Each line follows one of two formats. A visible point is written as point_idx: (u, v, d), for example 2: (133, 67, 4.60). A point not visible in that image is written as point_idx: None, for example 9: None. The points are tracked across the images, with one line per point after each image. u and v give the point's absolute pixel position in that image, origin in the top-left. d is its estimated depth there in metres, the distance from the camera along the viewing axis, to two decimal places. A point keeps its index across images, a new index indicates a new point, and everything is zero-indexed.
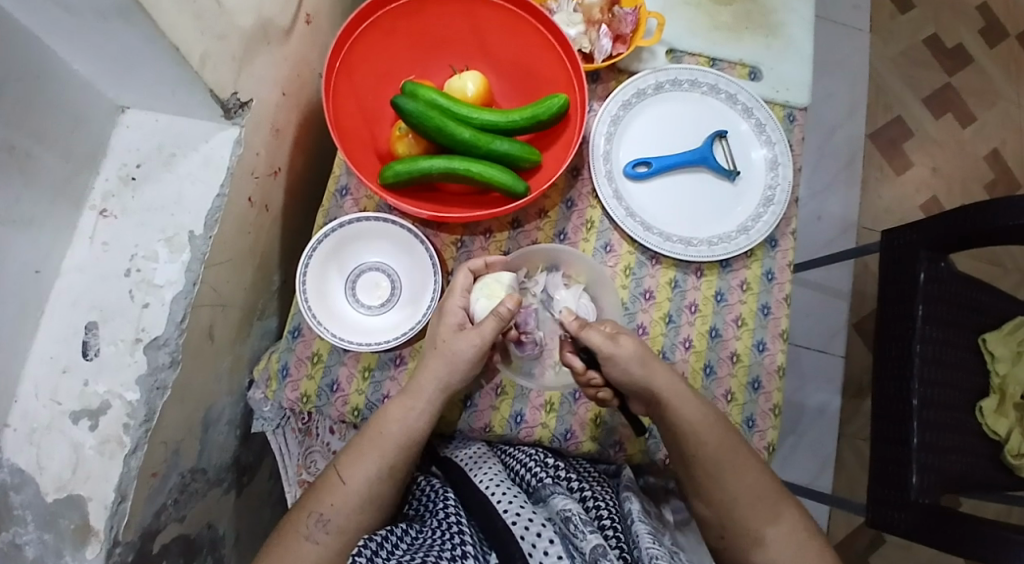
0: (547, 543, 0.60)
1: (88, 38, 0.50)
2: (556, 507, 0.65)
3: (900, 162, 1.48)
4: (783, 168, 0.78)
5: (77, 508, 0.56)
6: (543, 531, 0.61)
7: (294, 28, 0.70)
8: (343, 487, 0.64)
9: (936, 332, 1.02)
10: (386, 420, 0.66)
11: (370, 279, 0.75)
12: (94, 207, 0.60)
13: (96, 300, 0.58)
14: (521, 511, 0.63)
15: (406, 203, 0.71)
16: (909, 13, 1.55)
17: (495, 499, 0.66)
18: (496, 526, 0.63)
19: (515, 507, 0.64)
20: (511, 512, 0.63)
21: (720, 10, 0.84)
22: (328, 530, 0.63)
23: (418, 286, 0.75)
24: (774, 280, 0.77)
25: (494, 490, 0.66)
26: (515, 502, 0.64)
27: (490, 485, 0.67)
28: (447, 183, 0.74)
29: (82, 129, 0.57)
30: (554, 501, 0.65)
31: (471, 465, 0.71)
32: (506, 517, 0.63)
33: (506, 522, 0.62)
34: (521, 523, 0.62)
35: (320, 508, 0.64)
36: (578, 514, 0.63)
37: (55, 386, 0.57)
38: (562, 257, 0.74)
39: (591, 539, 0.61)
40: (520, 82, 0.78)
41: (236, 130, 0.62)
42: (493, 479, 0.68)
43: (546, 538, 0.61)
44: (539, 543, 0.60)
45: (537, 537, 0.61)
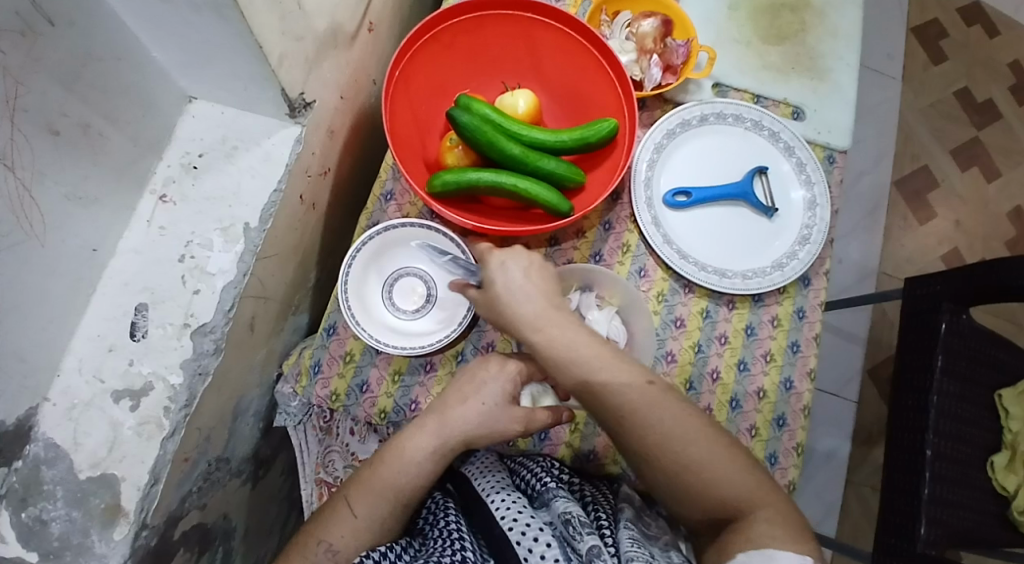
0: (544, 547, 0.61)
1: (173, 28, 0.52)
2: (557, 509, 0.65)
3: (924, 212, 1.49)
4: (821, 210, 0.80)
5: (109, 487, 0.56)
6: (539, 536, 0.62)
7: (358, 34, 0.71)
8: (354, 521, 0.63)
9: (953, 384, 1.03)
10: (403, 452, 0.65)
11: (407, 284, 0.76)
12: (153, 191, 0.61)
13: (148, 282, 0.59)
14: (518, 516, 0.64)
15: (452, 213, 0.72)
16: (942, 65, 1.57)
17: (491, 503, 0.67)
18: (495, 534, 0.64)
19: (514, 513, 0.65)
20: (508, 517, 0.65)
21: (768, 50, 0.86)
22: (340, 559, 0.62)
23: (454, 294, 0.76)
24: (805, 319, 0.77)
25: (492, 496, 0.67)
26: (513, 507, 0.65)
27: (489, 491, 0.68)
28: (492, 197, 0.75)
29: (151, 115, 0.59)
30: (556, 503, 0.65)
31: (478, 477, 0.71)
32: (503, 523, 0.64)
33: (503, 529, 0.64)
34: (517, 528, 0.63)
35: (329, 538, 0.62)
36: (578, 516, 0.63)
37: (101, 363, 0.58)
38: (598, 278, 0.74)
39: (587, 540, 0.61)
40: (569, 104, 0.80)
41: (297, 129, 0.64)
42: (493, 487, 0.69)
43: (543, 542, 0.61)
44: (536, 547, 0.61)
45: (534, 541, 0.61)
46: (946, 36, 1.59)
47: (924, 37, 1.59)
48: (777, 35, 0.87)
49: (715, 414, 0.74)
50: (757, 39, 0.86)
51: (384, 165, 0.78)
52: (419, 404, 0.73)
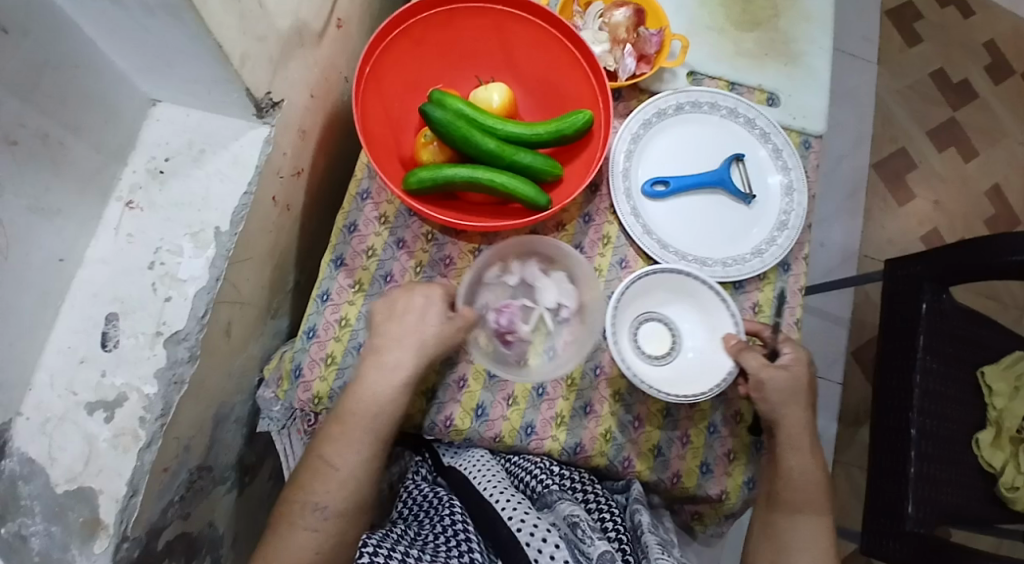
0: (553, 547, 0.63)
1: (131, 31, 0.51)
2: (563, 511, 0.67)
3: (904, 194, 1.50)
4: (798, 195, 0.79)
5: (87, 501, 0.55)
6: (548, 537, 0.63)
7: (325, 31, 0.70)
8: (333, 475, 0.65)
9: (935, 364, 1.04)
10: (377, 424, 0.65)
11: (653, 328, 0.74)
12: (120, 198, 0.60)
13: (118, 291, 0.58)
14: (525, 518, 0.65)
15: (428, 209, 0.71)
16: (917, 46, 1.58)
17: (497, 505, 0.67)
18: (501, 534, 0.65)
19: (519, 513, 0.66)
20: (515, 518, 0.66)
21: (741, 35, 0.86)
22: (328, 516, 0.65)
23: (689, 367, 0.73)
24: (787, 305, 0.77)
25: (496, 495, 0.68)
26: (519, 508, 0.67)
27: (490, 490, 0.69)
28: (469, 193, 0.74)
29: (113, 120, 0.57)
30: (561, 506, 0.68)
31: (476, 475, 0.72)
32: (511, 524, 0.65)
33: (511, 530, 0.65)
34: (527, 529, 0.64)
35: (314, 498, 0.65)
36: (585, 520, 0.66)
37: (72, 375, 0.56)
38: (544, 247, 0.76)
39: (599, 545, 0.64)
40: (545, 96, 0.79)
41: (265, 130, 0.63)
42: (495, 485, 0.70)
43: (553, 543, 0.63)
44: (545, 548, 0.62)
45: (542, 542, 0.63)
46: (921, 18, 1.60)
47: (898, 19, 1.59)
48: (750, 22, 0.87)
49: (699, 401, 0.75)
50: (730, 26, 0.86)
51: (359, 164, 0.78)
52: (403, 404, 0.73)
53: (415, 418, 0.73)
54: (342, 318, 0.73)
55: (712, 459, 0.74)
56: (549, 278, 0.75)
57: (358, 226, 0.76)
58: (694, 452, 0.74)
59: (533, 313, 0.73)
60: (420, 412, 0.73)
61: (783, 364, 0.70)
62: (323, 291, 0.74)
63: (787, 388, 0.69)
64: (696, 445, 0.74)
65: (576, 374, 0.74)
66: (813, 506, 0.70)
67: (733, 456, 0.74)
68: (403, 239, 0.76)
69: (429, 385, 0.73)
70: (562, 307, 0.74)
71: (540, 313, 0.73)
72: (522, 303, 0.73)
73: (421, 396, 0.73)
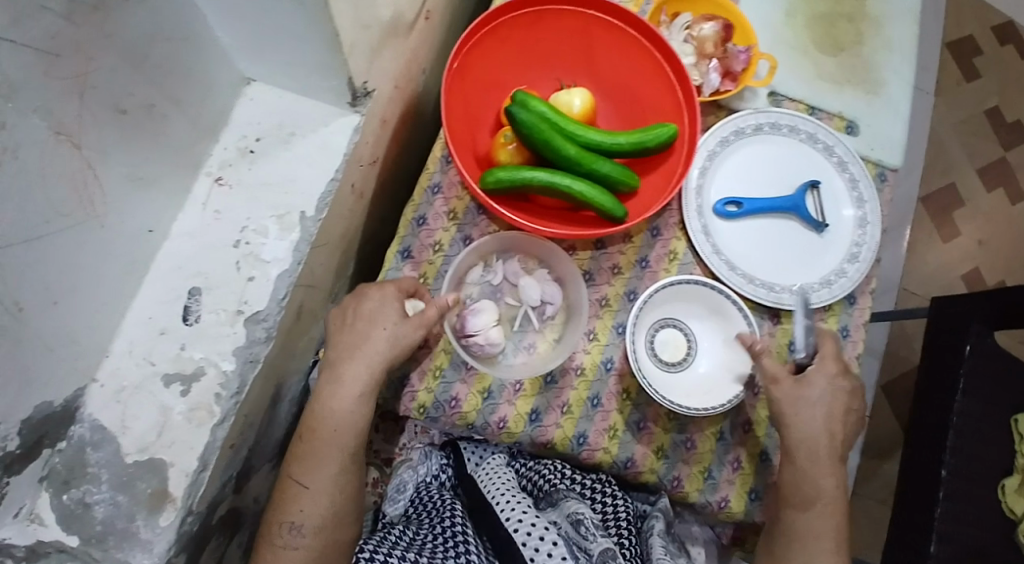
0: (550, 544, 0.67)
1: (245, 10, 0.51)
2: (566, 510, 0.72)
3: (948, 229, 1.48)
4: (871, 227, 0.79)
5: (157, 472, 0.56)
6: (545, 536, 0.68)
7: (417, 22, 0.70)
8: (303, 491, 0.65)
9: (975, 405, 1.02)
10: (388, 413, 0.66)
11: (673, 339, 0.76)
12: (210, 173, 0.60)
13: (201, 267, 0.59)
14: (523, 518, 0.70)
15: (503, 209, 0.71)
16: (976, 81, 1.56)
17: (498, 508, 0.72)
18: (501, 536, 0.70)
19: (518, 514, 0.70)
20: (513, 519, 0.70)
21: (824, 60, 0.85)
22: (305, 533, 0.65)
23: (714, 381, 0.74)
24: (850, 338, 0.78)
25: (497, 497, 0.73)
26: (517, 509, 0.71)
27: (492, 491, 0.74)
28: (543, 196, 0.74)
29: (211, 96, 0.57)
30: (566, 504, 0.72)
31: (484, 479, 0.76)
32: (509, 524, 0.70)
33: (509, 531, 0.69)
34: (523, 530, 0.69)
35: (290, 517, 0.65)
36: (589, 517, 0.70)
37: (151, 346, 0.57)
38: (545, 247, 0.75)
39: (600, 542, 0.69)
40: (624, 104, 0.78)
41: (356, 118, 0.62)
42: (498, 487, 0.74)
43: (550, 541, 0.67)
44: (542, 546, 0.67)
45: (540, 541, 0.67)
46: (981, 52, 1.58)
47: (958, 52, 1.57)
48: (833, 45, 0.86)
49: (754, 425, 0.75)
50: (814, 47, 0.86)
51: (433, 157, 0.78)
52: (459, 402, 0.72)
53: (469, 416, 0.72)
54: None
55: (764, 487, 0.74)
56: (532, 276, 0.75)
57: (427, 219, 0.76)
58: (744, 479, 0.74)
59: (518, 310, 0.74)
60: (475, 410, 0.72)
61: (791, 358, 0.69)
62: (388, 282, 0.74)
63: (801, 396, 0.68)
64: (747, 472, 0.74)
65: (632, 386, 0.74)
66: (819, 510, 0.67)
67: None
68: (470, 236, 0.76)
69: (485, 384, 0.73)
70: (545, 305, 0.75)
71: (524, 310, 0.74)
72: (505, 301, 0.75)
73: (476, 394, 0.73)
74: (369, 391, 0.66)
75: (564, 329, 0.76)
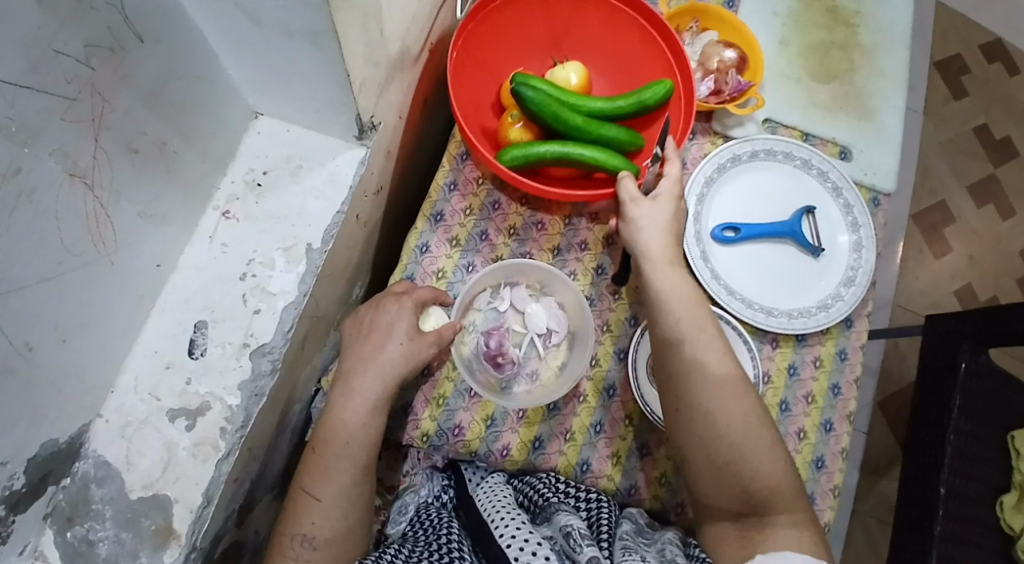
0: (542, 559, 0.61)
1: (257, 50, 0.51)
2: (560, 523, 0.65)
3: (939, 246, 1.50)
4: (866, 252, 0.81)
5: (162, 508, 0.56)
6: (539, 549, 0.63)
7: (421, 55, 0.71)
8: (317, 504, 0.64)
9: (970, 423, 1.02)
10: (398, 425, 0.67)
11: None
12: (216, 207, 0.60)
13: (208, 300, 0.59)
14: (515, 534, 0.66)
15: (522, 185, 0.72)
16: (962, 101, 1.59)
17: (494, 527, 0.68)
18: (494, 553, 0.66)
19: (511, 529, 0.66)
20: (506, 535, 0.66)
21: (818, 88, 0.87)
22: (316, 546, 0.63)
23: None
24: (847, 360, 0.79)
25: (494, 518, 0.69)
26: (511, 526, 0.67)
27: (490, 511, 0.70)
28: (554, 168, 0.75)
29: (221, 132, 0.58)
30: (558, 517, 0.66)
31: (483, 498, 0.74)
32: (503, 540, 0.66)
33: (502, 546, 0.65)
34: (517, 544, 0.64)
35: (302, 529, 0.63)
36: (579, 528, 0.64)
37: (158, 381, 0.57)
38: (550, 275, 0.75)
39: (586, 551, 0.61)
40: (618, 75, 0.81)
41: (362, 150, 0.63)
42: (496, 506, 0.71)
43: (542, 555, 0.62)
44: (534, 561, 0.62)
45: (532, 556, 0.62)
46: (967, 73, 1.61)
47: (944, 73, 1.60)
48: (829, 73, 0.89)
49: None
50: (808, 77, 0.88)
51: (435, 186, 0.78)
52: (463, 429, 0.73)
53: (473, 444, 0.73)
54: None
55: None
56: (539, 302, 0.74)
57: (430, 247, 0.76)
58: None
59: (524, 337, 0.73)
60: (479, 438, 0.73)
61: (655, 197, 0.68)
62: None
63: (642, 224, 0.67)
64: None
65: (634, 412, 0.75)
66: (730, 388, 0.63)
67: None
68: (473, 263, 0.77)
69: (488, 412, 0.73)
70: (552, 332, 0.74)
71: (530, 337, 0.73)
72: (511, 327, 0.73)
73: (479, 422, 0.73)
74: (377, 413, 0.67)
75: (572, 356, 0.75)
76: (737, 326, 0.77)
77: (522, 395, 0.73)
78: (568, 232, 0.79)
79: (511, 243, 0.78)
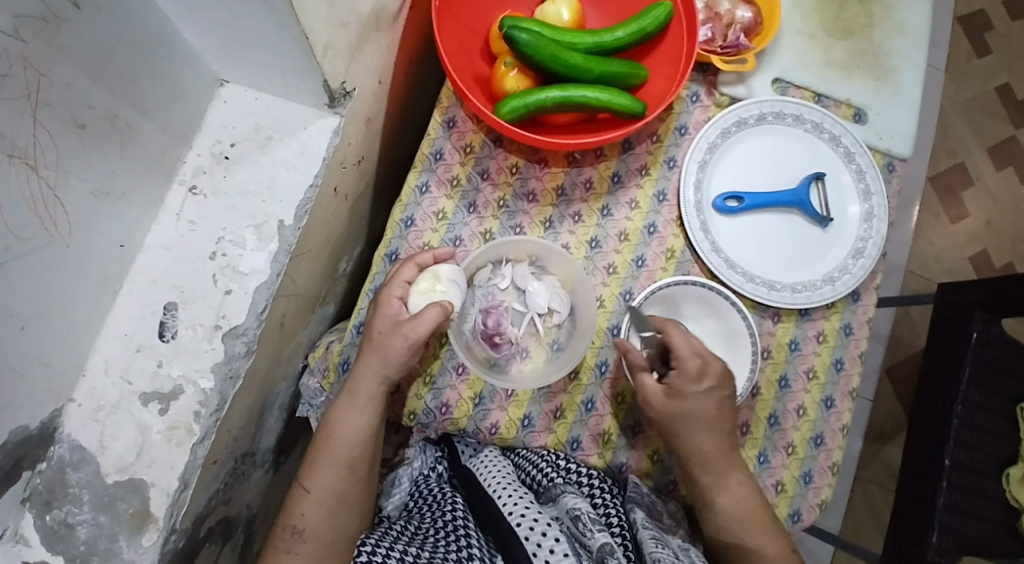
0: (553, 541, 0.63)
1: (211, 11, 0.48)
2: (565, 505, 0.67)
3: (956, 210, 1.45)
4: (877, 222, 0.77)
5: (138, 492, 0.55)
6: (547, 530, 0.64)
7: (401, 13, 0.66)
8: (307, 495, 0.65)
9: (979, 395, 0.99)
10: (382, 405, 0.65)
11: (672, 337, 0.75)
12: (183, 182, 0.57)
13: (177, 280, 0.57)
14: (525, 512, 0.67)
15: (524, 137, 0.69)
16: (986, 57, 1.50)
17: (500, 501, 0.69)
18: (503, 530, 0.66)
19: (520, 508, 0.67)
20: (515, 514, 0.67)
21: (829, 45, 0.82)
22: (306, 539, 0.63)
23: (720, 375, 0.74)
24: (852, 335, 0.76)
25: (498, 491, 0.70)
26: (520, 504, 0.68)
27: (494, 486, 0.70)
28: (555, 114, 0.71)
29: (182, 102, 0.55)
30: (565, 499, 0.68)
31: (483, 473, 0.72)
32: (510, 518, 0.66)
33: (511, 524, 0.66)
34: (525, 523, 0.66)
35: (292, 521, 0.64)
36: (587, 512, 0.66)
37: (128, 363, 0.55)
38: (549, 253, 0.73)
39: (598, 537, 0.64)
40: (613, 3, 0.76)
41: (335, 120, 0.59)
42: (500, 482, 0.71)
43: (553, 537, 0.64)
44: (544, 542, 0.63)
45: (542, 536, 0.64)
46: (991, 27, 1.52)
47: (968, 28, 1.52)
48: (843, 28, 0.83)
49: (751, 431, 0.74)
50: (822, 32, 0.82)
51: (420, 155, 0.75)
52: (450, 408, 0.71)
53: (461, 422, 0.71)
54: None
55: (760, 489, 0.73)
56: (541, 281, 0.72)
57: (416, 220, 0.73)
58: None
59: (524, 316, 0.71)
60: (467, 416, 0.71)
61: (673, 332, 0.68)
62: (376, 285, 0.72)
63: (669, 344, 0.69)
64: None
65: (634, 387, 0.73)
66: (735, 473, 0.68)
67: (782, 488, 0.73)
68: (461, 237, 0.74)
69: (476, 390, 0.71)
70: (553, 312, 0.72)
71: (530, 317, 0.71)
72: (511, 305, 0.71)
73: (467, 400, 0.71)
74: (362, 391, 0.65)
75: (571, 334, 0.73)
76: (738, 301, 0.74)
77: (510, 371, 0.71)
78: (561, 202, 0.76)
79: (501, 215, 0.75)
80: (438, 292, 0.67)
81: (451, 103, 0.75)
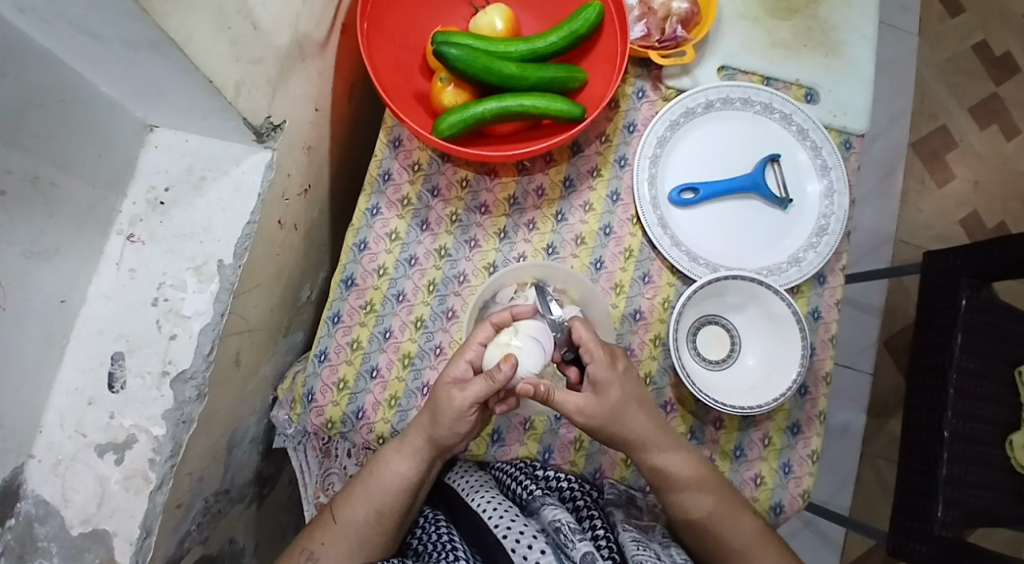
0: (538, 552, 0.58)
1: (119, 65, 0.48)
2: (547, 517, 0.62)
3: (941, 174, 1.41)
4: (838, 196, 0.76)
5: (103, 542, 0.55)
6: (533, 543, 0.59)
7: (329, 40, 0.66)
8: (332, 527, 0.66)
9: (973, 362, 0.95)
10: (382, 463, 0.66)
11: (713, 332, 0.75)
12: (120, 231, 0.57)
13: (122, 329, 0.57)
14: (512, 524, 0.61)
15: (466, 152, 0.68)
16: (958, 17, 1.47)
17: (486, 516, 0.64)
18: (489, 543, 0.62)
19: (506, 520, 0.62)
20: (501, 526, 0.62)
21: (775, 25, 0.80)
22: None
23: (769, 360, 0.73)
24: (821, 319, 0.75)
25: (483, 506, 0.65)
26: (506, 516, 0.63)
27: (480, 502, 0.66)
28: (497, 125, 0.71)
29: (109, 153, 0.55)
30: (546, 511, 0.63)
31: (470, 492, 0.68)
32: (497, 531, 0.61)
33: (497, 537, 0.61)
34: (511, 536, 0.60)
35: (312, 546, 0.65)
36: (568, 523, 0.61)
37: (81, 417, 0.55)
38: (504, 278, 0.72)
39: (580, 546, 0.58)
40: (546, 7, 0.75)
41: (268, 154, 0.60)
42: (487, 499, 0.66)
43: (538, 549, 0.58)
44: (530, 554, 0.58)
45: (528, 548, 0.58)
46: None
47: None
48: (788, 7, 0.81)
49: (724, 424, 0.73)
50: (766, 14, 0.80)
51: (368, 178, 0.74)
52: None
53: None
54: (353, 341, 0.71)
55: (738, 482, 0.72)
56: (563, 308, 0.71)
57: (368, 243, 0.73)
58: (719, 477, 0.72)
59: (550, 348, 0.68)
60: None
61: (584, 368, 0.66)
62: (334, 312, 0.72)
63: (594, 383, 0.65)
64: (722, 469, 0.72)
65: (651, 370, 0.73)
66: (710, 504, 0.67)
67: (761, 481, 0.72)
68: (415, 255, 0.73)
69: None
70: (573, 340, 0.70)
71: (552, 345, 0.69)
72: None
73: None
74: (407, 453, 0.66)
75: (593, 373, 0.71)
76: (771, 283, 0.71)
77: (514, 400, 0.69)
78: (514, 211, 0.75)
79: (455, 229, 0.74)
80: (513, 346, 0.64)
81: (395, 122, 0.75)
